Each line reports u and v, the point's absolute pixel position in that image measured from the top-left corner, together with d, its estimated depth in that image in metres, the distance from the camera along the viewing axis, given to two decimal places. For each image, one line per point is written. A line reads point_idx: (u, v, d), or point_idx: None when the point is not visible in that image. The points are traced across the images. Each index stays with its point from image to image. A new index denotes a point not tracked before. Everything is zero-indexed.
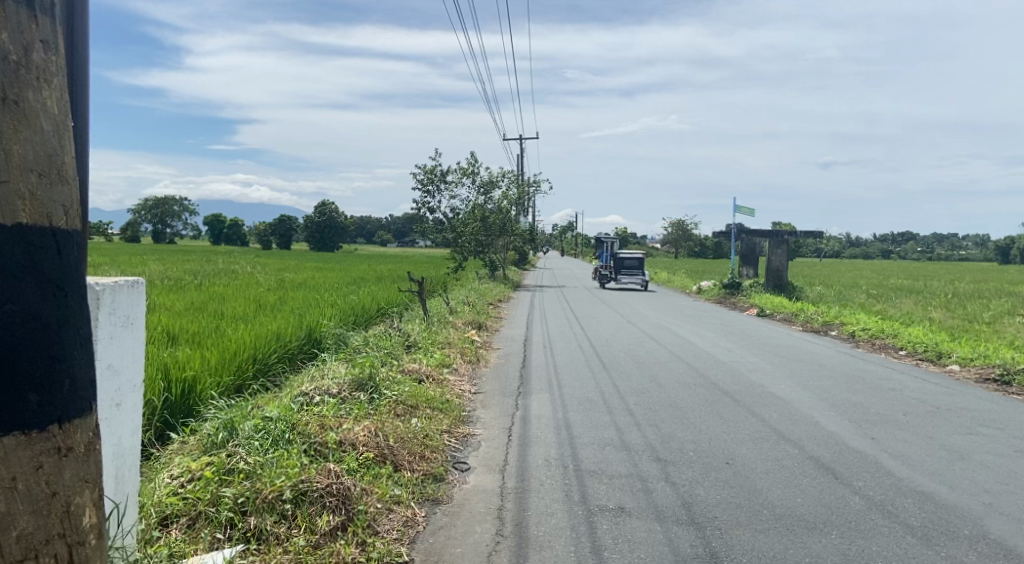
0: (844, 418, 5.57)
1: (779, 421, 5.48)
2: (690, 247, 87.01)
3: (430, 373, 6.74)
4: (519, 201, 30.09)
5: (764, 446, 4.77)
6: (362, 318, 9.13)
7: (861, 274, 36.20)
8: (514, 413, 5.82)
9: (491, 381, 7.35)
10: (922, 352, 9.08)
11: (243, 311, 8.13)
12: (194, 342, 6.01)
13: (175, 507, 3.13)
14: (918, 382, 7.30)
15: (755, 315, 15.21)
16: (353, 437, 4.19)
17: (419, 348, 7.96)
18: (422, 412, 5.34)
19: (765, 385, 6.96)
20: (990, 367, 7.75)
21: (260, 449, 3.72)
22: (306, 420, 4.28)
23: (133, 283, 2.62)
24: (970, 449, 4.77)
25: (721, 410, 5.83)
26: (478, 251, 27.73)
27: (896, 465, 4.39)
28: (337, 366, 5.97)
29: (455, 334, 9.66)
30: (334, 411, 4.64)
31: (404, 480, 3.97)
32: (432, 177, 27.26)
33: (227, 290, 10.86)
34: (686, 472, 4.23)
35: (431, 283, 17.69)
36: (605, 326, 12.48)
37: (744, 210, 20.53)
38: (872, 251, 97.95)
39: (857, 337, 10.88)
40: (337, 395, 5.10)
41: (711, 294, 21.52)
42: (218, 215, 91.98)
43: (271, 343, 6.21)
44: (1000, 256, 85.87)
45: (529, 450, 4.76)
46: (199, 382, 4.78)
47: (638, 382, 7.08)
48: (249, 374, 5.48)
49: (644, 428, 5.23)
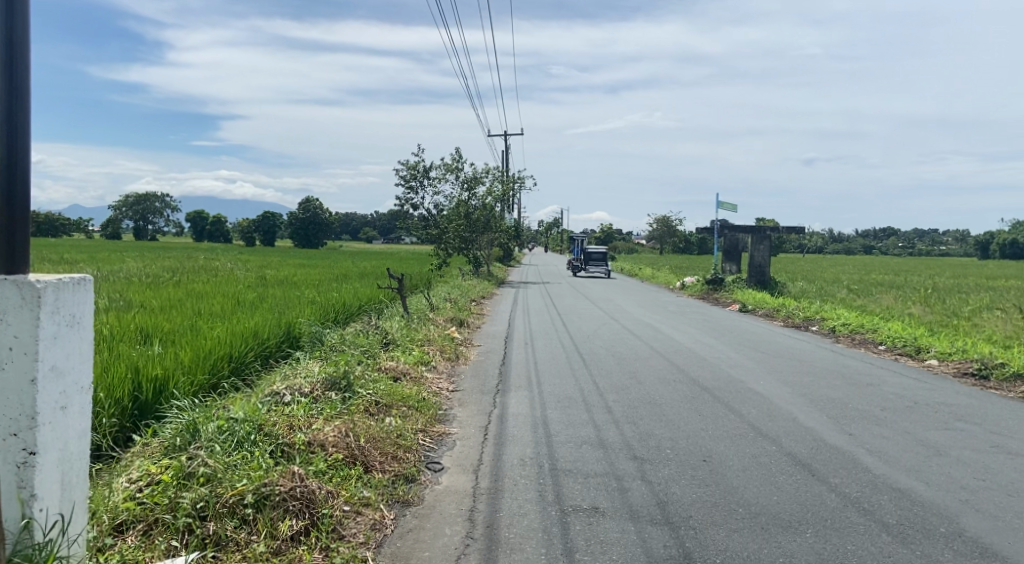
0: (823, 414, 5.61)
1: (757, 417, 5.50)
2: (675, 243, 87.54)
3: (408, 371, 6.71)
4: (504, 197, 30.11)
5: (741, 444, 4.78)
6: (340, 315, 9.07)
7: (841, 270, 36.69)
8: (492, 412, 5.81)
9: (470, 379, 7.31)
10: (901, 346, 9.18)
11: (220, 309, 8.06)
12: (167, 340, 5.93)
13: (131, 512, 3.08)
14: (898, 377, 7.38)
15: (737, 311, 15.32)
16: (322, 439, 4.14)
17: (397, 346, 7.90)
18: (397, 411, 5.30)
19: (745, 381, 6.99)
20: (968, 361, 7.84)
21: (225, 450, 3.67)
22: (276, 421, 4.23)
23: (80, 280, 2.56)
24: (946, 445, 4.81)
25: (699, 407, 5.84)
26: (462, 247, 27.68)
27: (874, 461, 4.42)
28: (312, 365, 5.91)
29: (435, 331, 9.65)
30: (305, 411, 4.59)
31: (374, 482, 3.94)
32: (416, 174, 27.15)
33: (205, 288, 10.70)
34: (662, 470, 4.24)
35: (413, 279, 17.64)
36: (587, 322, 12.48)
37: (727, 206, 20.66)
38: (854, 247, 99.03)
39: (837, 332, 10.98)
40: (310, 394, 5.04)
41: (695, 289, 21.63)
42: (201, 212, 91.04)
43: (246, 340, 6.15)
44: (980, 251, 87.20)
45: (504, 450, 4.74)
46: (170, 380, 4.72)
47: (618, 379, 7.09)
48: (223, 373, 5.43)
49: (622, 426, 5.22)
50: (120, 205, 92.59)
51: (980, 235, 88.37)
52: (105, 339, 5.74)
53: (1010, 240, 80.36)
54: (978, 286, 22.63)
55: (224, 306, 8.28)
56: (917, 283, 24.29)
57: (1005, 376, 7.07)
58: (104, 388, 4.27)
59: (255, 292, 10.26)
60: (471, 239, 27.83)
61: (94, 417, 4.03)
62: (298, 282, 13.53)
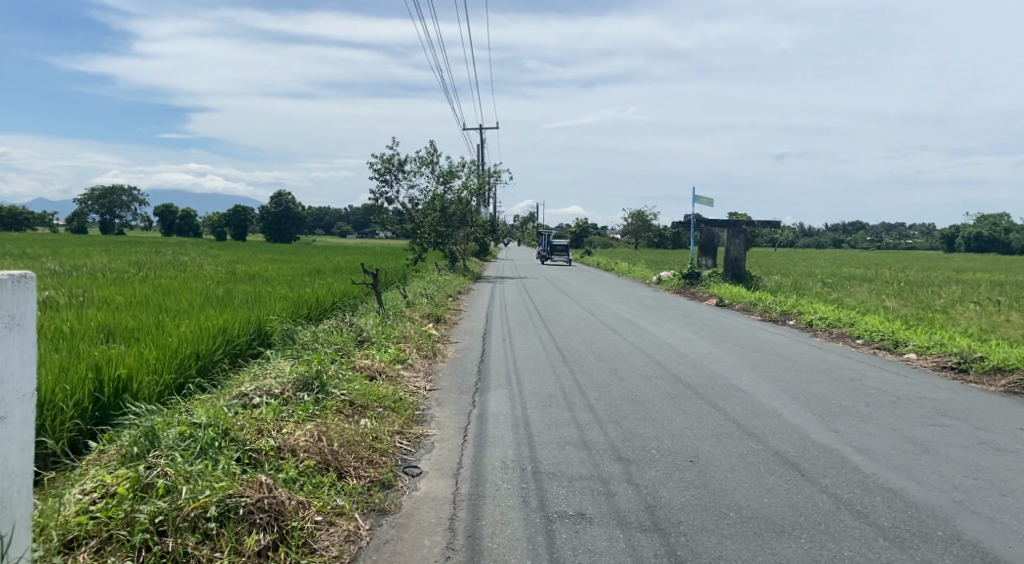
0: (808, 411, 5.65)
1: (742, 415, 5.53)
2: (649, 238, 88.21)
3: (383, 369, 6.62)
4: (481, 192, 29.95)
5: (727, 443, 4.79)
6: (313, 312, 8.93)
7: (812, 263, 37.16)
8: (471, 412, 5.75)
9: (448, 377, 7.25)
10: (879, 340, 9.31)
11: (186, 305, 7.87)
12: (132, 338, 5.78)
13: (85, 527, 2.96)
14: (877, 371, 7.48)
15: (713, 305, 15.46)
16: (293, 444, 4.06)
17: (372, 344, 7.80)
18: (373, 412, 5.22)
19: (727, 377, 7.02)
20: (946, 355, 7.97)
21: (188, 458, 3.56)
22: (243, 425, 4.12)
23: (20, 277, 2.42)
24: (934, 441, 4.88)
25: (683, 404, 5.85)
26: (438, 242, 27.53)
27: (863, 460, 4.46)
28: (284, 364, 5.80)
29: (411, 327, 9.55)
30: (275, 414, 4.49)
31: (348, 490, 3.87)
32: (390, 167, 26.91)
33: (173, 284, 10.44)
34: (648, 472, 4.23)
35: (388, 274, 17.50)
36: (565, 317, 12.49)
37: (702, 201, 20.84)
38: (824, 241, 100.69)
39: (814, 326, 11.11)
40: (282, 395, 4.94)
41: (672, 284, 21.74)
42: (170, 207, 89.34)
43: (215, 338, 6.02)
44: (945, 244, 89.24)
45: (484, 452, 4.69)
46: (135, 380, 4.59)
47: (600, 376, 7.07)
48: (191, 372, 5.31)
49: (605, 425, 5.20)
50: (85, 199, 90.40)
51: (946, 229, 90.48)
52: (64, 337, 5.57)
53: (974, 233, 82.27)
54: (946, 279, 23.15)
55: (192, 303, 8.08)
56: (887, 276, 24.77)
57: (984, 370, 7.20)
58: (60, 390, 4.14)
59: (224, 288, 10.06)
60: (447, 234, 27.67)
61: (50, 422, 3.88)
62: (270, 277, 13.32)
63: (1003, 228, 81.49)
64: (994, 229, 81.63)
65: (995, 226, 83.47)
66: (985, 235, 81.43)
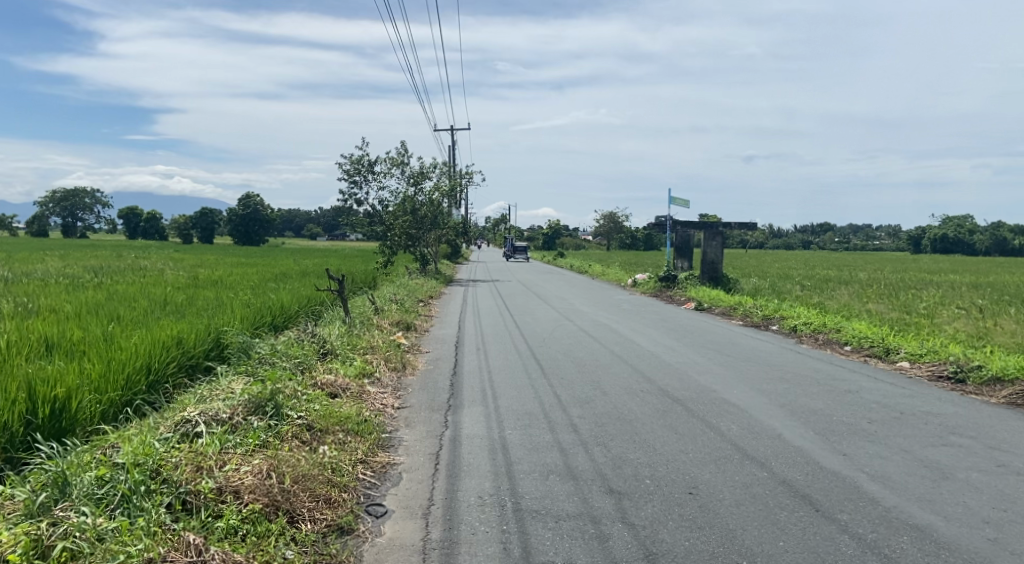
0: (810, 430, 5.58)
1: (738, 435, 5.44)
2: (622, 240, 88.77)
3: (348, 388, 6.46)
4: (453, 193, 29.64)
5: (727, 470, 4.69)
6: (274, 322, 8.69)
7: (785, 265, 37.72)
8: (442, 434, 5.58)
9: (419, 392, 7.07)
10: (869, 347, 9.35)
11: (140, 314, 7.54)
12: (75, 352, 5.53)
13: None
14: (873, 383, 7.47)
15: (692, 309, 15.46)
16: (237, 484, 3.84)
17: (336, 356, 7.63)
18: (333, 438, 5.01)
19: (717, 391, 6.95)
20: (942, 364, 8.02)
21: (101, 512, 3.31)
22: (178, 461, 3.89)
23: None
24: (951, 466, 4.81)
25: (674, 423, 5.74)
26: (409, 245, 27.32)
27: (881, 490, 4.36)
28: (237, 382, 5.57)
29: (380, 337, 9.35)
30: (218, 445, 4.27)
31: (300, 538, 3.60)
32: (360, 168, 26.61)
33: (129, 290, 10.14)
34: (645, 508, 4.07)
35: (357, 279, 17.15)
36: (542, 324, 12.39)
37: (678, 202, 20.93)
38: (793, 242, 102.49)
39: (799, 332, 11.16)
40: (230, 421, 4.72)
41: (647, 286, 21.81)
42: (134, 208, 87.53)
43: (167, 349, 5.81)
44: (910, 244, 91.50)
45: (458, 484, 4.51)
46: (72, 401, 4.36)
47: (582, 390, 6.96)
48: (138, 390, 5.09)
49: (591, 450, 5.07)
50: (46, 200, 88.31)
51: (912, 231, 92.58)
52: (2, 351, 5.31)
53: (939, 234, 84.42)
54: (915, 280, 23.72)
55: (145, 311, 7.73)
56: (859, 277, 25.30)
57: (982, 380, 7.23)
58: None
59: (182, 295, 9.80)
60: (418, 236, 27.57)
61: None
62: (231, 282, 13.02)
63: (966, 230, 83.84)
64: (958, 231, 83.91)
65: (957, 227, 85.83)
66: (950, 236, 83.54)
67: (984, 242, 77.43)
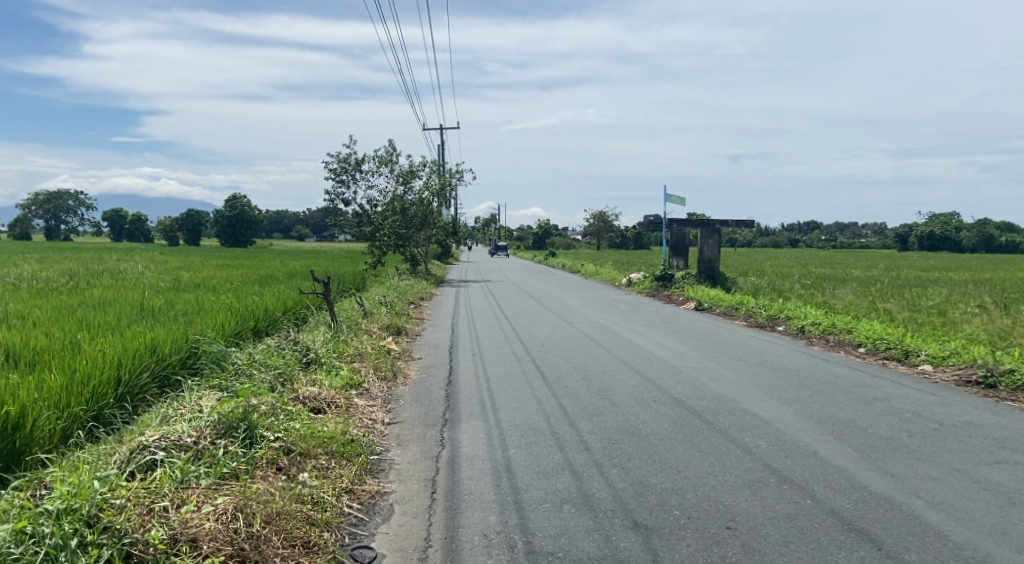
0: (848, 447, 5.38)
1: (768, 453, 5.27)
2: (612, 239, 89.34)
3: (333, 401, 6.34)
4: (443, 192, 29.46)
5: (764, 497, 4.41)
6: (255, 328, 8.48)
7: (789, 265, 35.23)
8: (440, 455, 5.39)
9: (411, 405, 6.88)
10: (885, 350, 9.28)
11: (115, 321, 7.30)
12: (36, 363, 5.38)
13: None
14: (902, 389, 7.35)
15: (692, 309, 15.41)
16: (195, 531, 3.52)
17: (320, 366, 7.47)
18: (313, 463, 4.85)
19: (737, 401, 6.83)
20: (970, 368, 7.93)
21: None
22: (122, 503, 3.53)
23: None
24: (1014, 488, 4.55)
25: (696, 440, 5.59)
26: (398, 245, 27.38)
27: (945, 520, 4.05)
28: (208, 399, 5.33)
29: (368, 342, 9.21)
30: (175, 480, 3.98)
31: None
32: (347, 167, 26.37)
33: (103, 294, 9.92)
34: (675, 549, 3.74)
35: (346, 281, 17.01)
36: (539, 327, 12.21)
37: (674, 200, 20.88)
38: (781, 241, 103.19)
39: (808, 333, 11.09)
40: (195, 446, 4.48)
41: (643, 286, 21.76)
42: (117, 210, 86.70)
43: (136, 360, 5.62)
44: (897, 243, 92.32)
45: (459, 518, 4.21)
46: (28, 419, 4.17)
47: (590, 402, 6.80)
48: (107, 403, 4.98)
49: (607, 474, 4.84)
50: (28, 203, 87.52)
51: (899, 228, 93.56)
52: None
53: (925, 233, 85.40)
54: (912, 279, 23.73)
55: (118, 318, 7.49)
56: (875, 277, 23.72)
57: (1017, 386, 7.12)
58: None
59: (161, 298, 9.65)
60: (408, 236, 27.48)
61: None
62: (214, 285, 12.82)
63: (953, 230, 84.86)
64: (945, 230, 84.92)
65: (944, 226, 86.78)
66: (937, 234, 84.45)
67: (970, 240, 78.01)
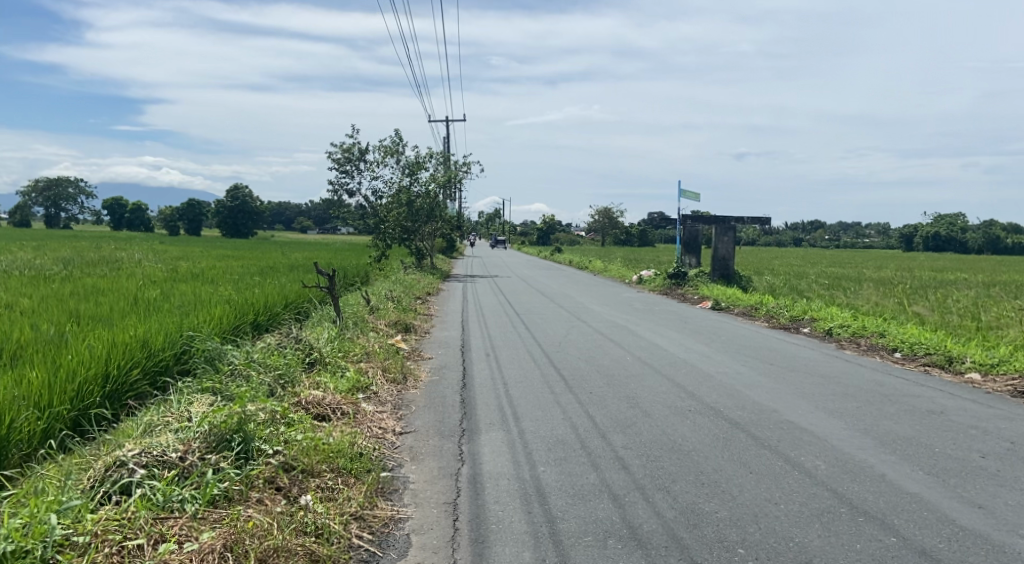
0: (919, 471, 5.23)
1: (833, 478, 5.11)
2: (616, 235, 89.22)
3: (338, 407, 6.21)
4: (450, 184, 29.30)
5: (840, 533, 4.26)
6: (255, 323, 8.34)
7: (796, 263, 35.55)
8: (460, 472, 5.25)
9: (425, 412, 6.74)
10: (926, 356, 9.12)
11: (113, 314, 7.12)
12: (16, 359, 5.27)
13: None
14: (956, 401, 7.19)
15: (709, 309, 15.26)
16: None
17: (323, 367, 7.34)
18: (314, 481, 4.71)
19: (783, 413, 6.66)
20: (1021, 378, 7.77)
21: None
22: (86, 543, 3.43)
23: None
24: None
25: (747, 459, 5.44)
26: (404, 238, 27.22)
27: None
28: (199, 406, 5.18)
29: (376, 340, 9.08)
30: (154, 508, 3.88)
31: None
32: (351, 157, 26.19)
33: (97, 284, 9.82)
34: None
35: (350, 274, 16.82)
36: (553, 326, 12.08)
37: (687, 196, 20.71)
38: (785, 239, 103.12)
39: (837, 336, 10.94)
40: (181, 463, 4.35)
41: (655, 284, 21.60)
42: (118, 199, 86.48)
43: (126, 355, 5.51)
44: (902, 243, 92.17)
45: (491, 552, 4.05)
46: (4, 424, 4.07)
47: (621, 411, 6.66)
48: (91, 402, 4.87)
49: (653, 501, 4.69)
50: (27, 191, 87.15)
51: (904, 228, 93.33)
52: None
53: (930, 233, 85.34)
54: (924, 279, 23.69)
55: (115, 311, 7.33)
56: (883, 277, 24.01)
57: None
58: None
59: (155, 288, 9.47)
60: (414, 229, 27.25)
61: None
62: (213, 277, 12.64)
63: (960, 229, 84.72)
64: (952, 229, 84.75)
65: (949, 226, 86.60)
66: (942, 234, 84.30)
67: (977, 241, 77.74)
